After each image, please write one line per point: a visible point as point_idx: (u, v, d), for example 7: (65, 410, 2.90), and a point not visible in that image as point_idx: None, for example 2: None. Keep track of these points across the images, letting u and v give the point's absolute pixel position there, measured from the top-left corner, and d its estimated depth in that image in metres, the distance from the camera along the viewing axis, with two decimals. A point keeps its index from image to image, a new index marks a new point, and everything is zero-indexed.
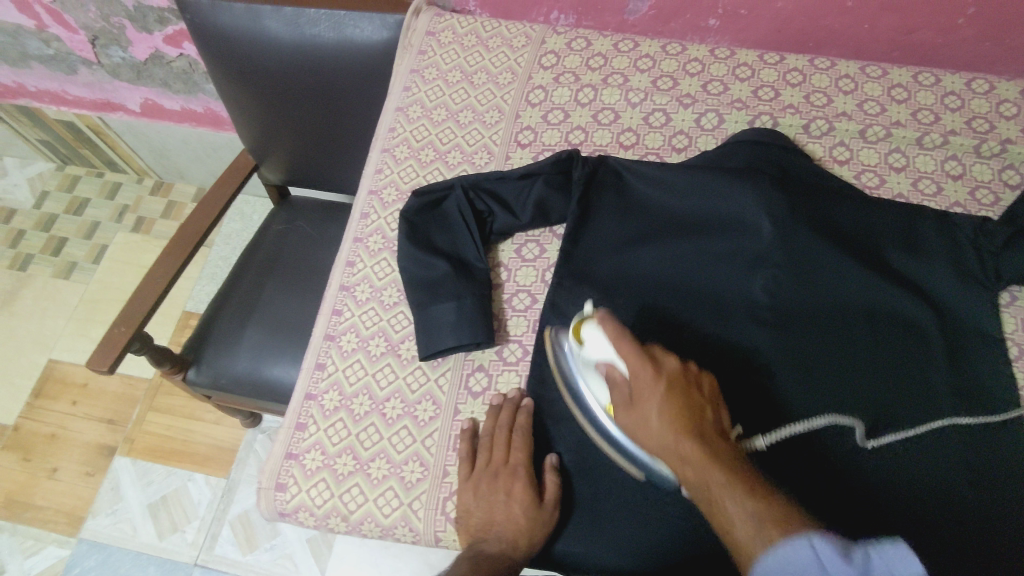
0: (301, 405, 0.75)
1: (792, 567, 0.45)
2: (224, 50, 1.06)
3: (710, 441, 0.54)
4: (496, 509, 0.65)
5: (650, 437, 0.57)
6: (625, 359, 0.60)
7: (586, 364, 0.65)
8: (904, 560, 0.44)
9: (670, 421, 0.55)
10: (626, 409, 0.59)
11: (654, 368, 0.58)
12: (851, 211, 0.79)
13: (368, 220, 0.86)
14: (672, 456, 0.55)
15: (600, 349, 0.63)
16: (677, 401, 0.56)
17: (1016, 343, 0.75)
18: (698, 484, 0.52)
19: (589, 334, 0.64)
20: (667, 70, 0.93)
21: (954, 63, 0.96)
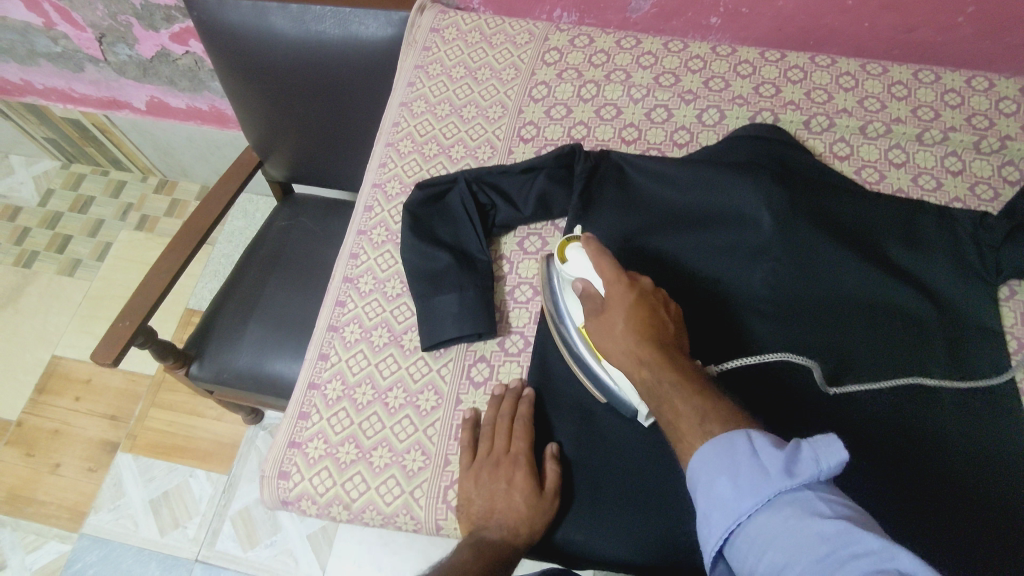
0: (304, 394, 0.76)
1: (727, 453, 0.51)
2: (231, 47, 1.07)
3: (669, 349, 0.60)
4: (498, 497, 0.65)
5: (613, 343, 0.63)
6: (603, 275, 0.65)
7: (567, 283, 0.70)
8: (831, 449, 0.48)
9: (635, 328, 0.61)
10: (595, 319, 0.65)
11: (628, 284, 0.64)
12: (850, 205, 0.79)
13: (372, 213, 0.87)
14: (630, 358, 0.61)
15: (580, 267, 0.68)
16: (644, 313, 0.62)
17: (1016, 337, 0.75)
18: (649, 381, 0.58)
19: (574, 255, 0.68)
20: (669, 67, 0.94)
21: (954, 61, 0.97)
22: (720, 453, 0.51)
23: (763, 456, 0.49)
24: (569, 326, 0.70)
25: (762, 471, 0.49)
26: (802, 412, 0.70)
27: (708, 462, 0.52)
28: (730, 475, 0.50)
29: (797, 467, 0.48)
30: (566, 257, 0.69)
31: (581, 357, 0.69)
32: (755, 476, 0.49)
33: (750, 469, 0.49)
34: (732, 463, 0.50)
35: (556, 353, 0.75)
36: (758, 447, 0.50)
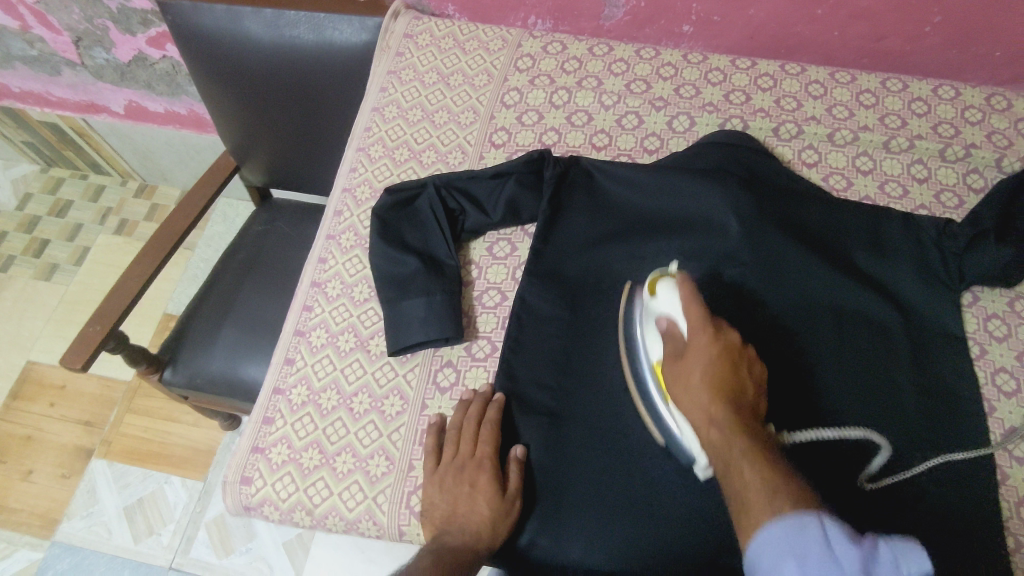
0: (269, 399, 0.75)
1: (796, 537, 0.47)
2: (206, 51, 1.07)
3: (743, 414, 0.57)
4: (461, 501, 0.65)
5: (687, 393, 0.60)
6: (689, 320, 0.62)
7: (652, 318, 0.68)
8: (911, 557, 0.46)
9: (710, 385, 0.58)
10: (673, 361, 0.62)
11: (712, 334, 0.61)
12: (816, 211, 0.80)
13: (341, 218, 0.87)
14: (702, 415, 0.58)
15: (668, 305, 0.66)
16: (723, 368, 0.59)
17: (977, 343, 0.76)
18: (719, 446, 0.55)
19: (662, 291, 0.67)
20: (641, 74, 0.95)
21: (922, 70, 0.98)
22: (780, 532, 0.48)
23: (838, 547, 0.46)
24: (643, 362, 0.68)
25: (835, 565, 0.46)
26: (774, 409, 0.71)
27: (763, 536, 0.49)
28: (797, 561, 0.47)
29: (875, 568, 0.45)
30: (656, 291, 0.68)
31: (649, 397, 0.67)
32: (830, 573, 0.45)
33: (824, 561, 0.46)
34: (799, 549, 0.47)
35: (522, 359, 0.75)
36: (832, 538, 0.47)
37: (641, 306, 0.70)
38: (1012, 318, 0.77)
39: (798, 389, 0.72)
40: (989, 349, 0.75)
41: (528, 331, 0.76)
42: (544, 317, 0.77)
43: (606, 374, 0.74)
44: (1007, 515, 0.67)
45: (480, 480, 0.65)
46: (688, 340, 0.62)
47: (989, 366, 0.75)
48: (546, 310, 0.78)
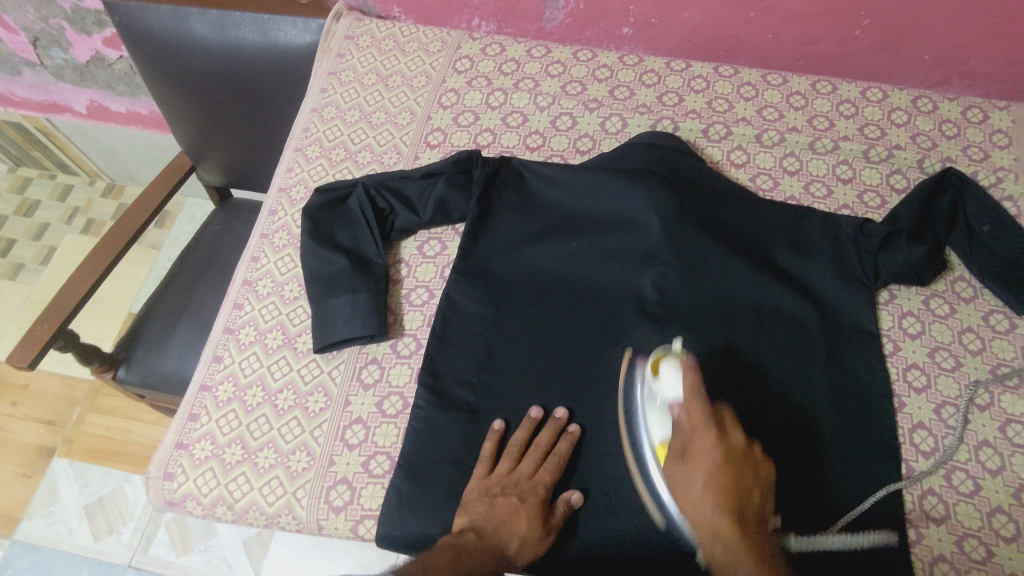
0: (196, 395, 0.76)
1: None
2: (155, 51, 1.08)
3: (749, 527, 0.57)
4: (501, 508, 0.65)
5: (689, 498, 0.60)
6: (693, 418, 0.63)
7: (658, 401, 0.67)
8: None
9: (714, 495, 0.58)
10: (677, 461, 0.62)
11: (718, 438, 0.61)
12: (737, 210, 0.82)
13: (275, 217, 0.88)
14: (706, 524, 0.58)
15: (671, 392, 0.65)
16: (730, 478, 0.59)
17: (892, 339, 0.78)
18: (723, 561, 0.56)
19: (668, 373, 0.66)
20: (577, 76, 0.96)
21: (856, 72, 1.00)
22: None
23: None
24: (641, 441, 0.67)
25: None
26: None
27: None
28: None
29: None
30: (659, 373, 0.67)
31: (648, 479, 0.66)
32: None
33: None
34: None
35: (445, 357, 0.76)
36: None
37: (642, 385, 0.69)
38: (926, 315, 0.79)
39: (796, 473, 0.69)
40: (903, 346, 0.77)
41: (453, 327, 0.77)
42: (470, 314, 0.78)
43: (526, 371, 0.75)
44: (910, 507, 0.69)
45: (527, 503, 0.66)
46: (691, 439, 0.62)
47: (901, 363, 0.76)
48: (472, 307, 0.79)
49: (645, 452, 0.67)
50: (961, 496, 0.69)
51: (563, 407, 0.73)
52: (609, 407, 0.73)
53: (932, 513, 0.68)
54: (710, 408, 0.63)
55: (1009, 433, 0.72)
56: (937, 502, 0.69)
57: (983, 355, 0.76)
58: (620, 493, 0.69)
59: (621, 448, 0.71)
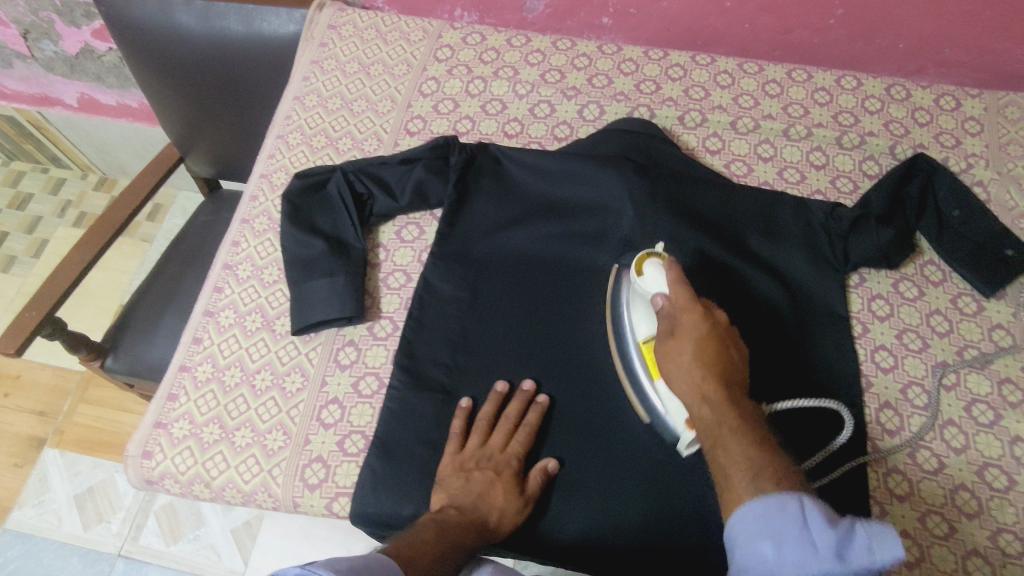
0: (175, 376, 0.77)
1: (772, 516, 0.47)
2: (141, 41, 1.09)
3: (735, 392, 0.58)
4: (478, 484, 0.66)
5: (677, 370, 0.62)
6: (677, 302, 0.65)
7: (643, 298, 0.70)
8: (888, 543, 0.45)
9: (701, 361, 0.60)
10: (666, 341, 0.64)
11: (702, 312, 0.63)
12: (710, 195, 0.83)
13: (256, 203, 0.89)
14: (695, 392, 0.60)
15: (656, 286, 0.68)
16: (715, 347, 0.61)
17: (861, 321, 0.79)
18: (712, 420, 0.57)
19: (651, 270, 0.69)
20: (556, 64, 0.97)
21: (833, 62, 1.01)
22: (760, 510, 0.48)
23: (814, 532, 0.46)
24: (628, 340, 0.71)
25: (810, 548, 0.46)
26: None
27: (744, 513, 0.49)
28: (771, 542, 0.47)
29: (849, 554, 0.45)
30: (643, 271, 0.70)
31: (634, 375, 0.70)
32: (799, 552, 0.46)
33: (798, 543, 0.46)
34: (774, 529, 0.47)
35: (420, 338, 0.77)
36: (810, 520, 0.46)
37: (630, 288, 0.72)
38: (895, 298, 0.80)
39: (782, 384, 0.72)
40: (872, 328, 0.78)
41: (430, 310, 0.78)
42: (446, 298, 0.79)
43: (501, 353, 0.76)
44: (875, 485, 0.70)
45: (502, 476, 0.67)
46: (677, 319, 0.64)
47: (870, 344, 0.77)
48: (449, 291, 0.80)
49: (631, 350, 0.71)
50: (924, 474, 0.70)
51: (530, 380, 0.74)
52: (581, 388, 0.75)
53: (896, 491, 0.70)
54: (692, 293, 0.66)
55: (974, 412, 0.73)
56: (900, 479, 0.70)
57: (950, 337, 0.78)
58: (590, 473, 0.71)
59: (592, 427, 0.73)
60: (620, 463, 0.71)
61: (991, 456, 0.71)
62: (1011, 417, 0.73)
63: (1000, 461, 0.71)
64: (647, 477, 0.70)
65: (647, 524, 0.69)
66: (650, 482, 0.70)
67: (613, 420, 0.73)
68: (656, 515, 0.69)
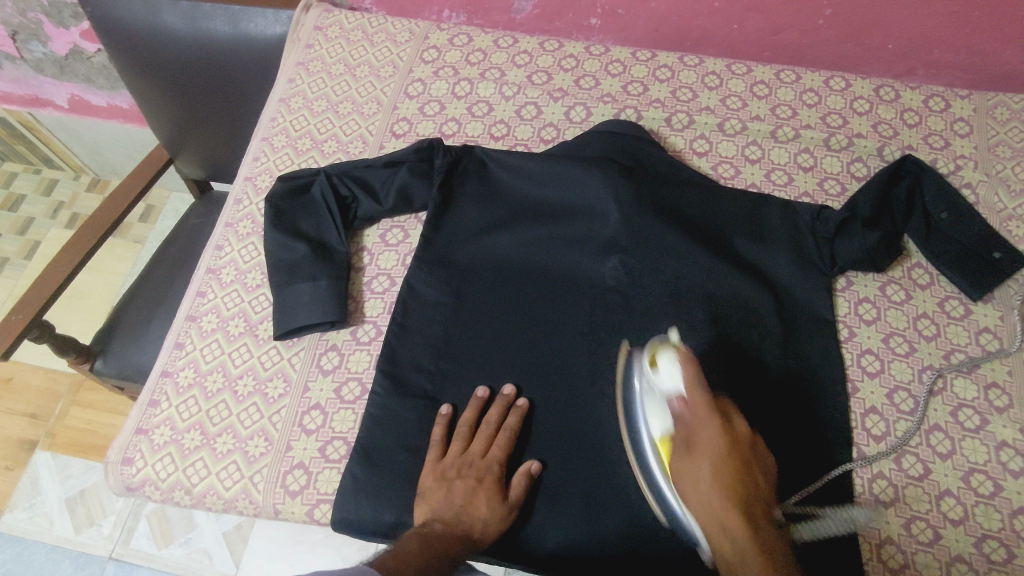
0: (156, 381, 0.77)
1: None
2: (127, 43, 1.08)
3: (758, 522, 0.56)
4: (460, 495, 0.66)
5: (695, 490, 0.59)
6: (695, 411, 0.62)
7: (656, 392, 0.66)
8: None
9: (721, 485, 0.57)
10: (683, 453, 0.61)
11: (721, 425, 0.61)
12: (696, 198, 0.82)
13: (240, 206, 0.88)
14: (713, 519, 0.57)
15: (671, 382, 0.64)
16: (734, 465, 0.58)
17: (847, 325, 0.78)
18: (735, 556, 0.54)
19: (667, 364, 0.64)
20: (543, 65, 0.97)
21: (822, 62, 1.01)
22: None
23: None
24: (642, 436, 0.67)
25: None
26: None
27: None
28: None
29: None
30: (656, 364, 0.66)
31: (649, 471, 0.66)
32: None
33: None
34: None
35: (403, 343, 0.77)
36: None
37: (643, 376, 0.68)
38: (882, 301, 0.79)
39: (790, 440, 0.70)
40: (858, 332, 0.78)
41: (413, 314, 0.78)
42: (429, 302, 0.79)
43: (485, 357, 0.76)
44: (860, 491, 0.70)
45: (484, 484, 0.67)
46: (694, 428, 0.61)
47: (856, 348, 0.77)
48: (433, 295, 0.79)
49: (646, 444, 0.66)
50: (909, 480, 0.70)
51: (511, 384, 0.74)
52: (564, 393, 0.74)
53: (881, 497, 0.69)
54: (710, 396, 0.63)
55: (960, 417, 0.73)
56: (885, 484, 0.70)
57: (936, 341, 0.77)
58: (572, 479, 0.71)
59: (576, 433, 0.72)
60: (602, 469, 0.71)
61: (977, 461, 0.71)
62: (997, 422, 0.72)
63: (986, 466, 0.70)
64: (628, 483, 0.70)
65: (627, 531, 0.68)
66: (630, 488, 0.70)
67: (595, 426, 0.73)
68: (635, 522, 0.68)
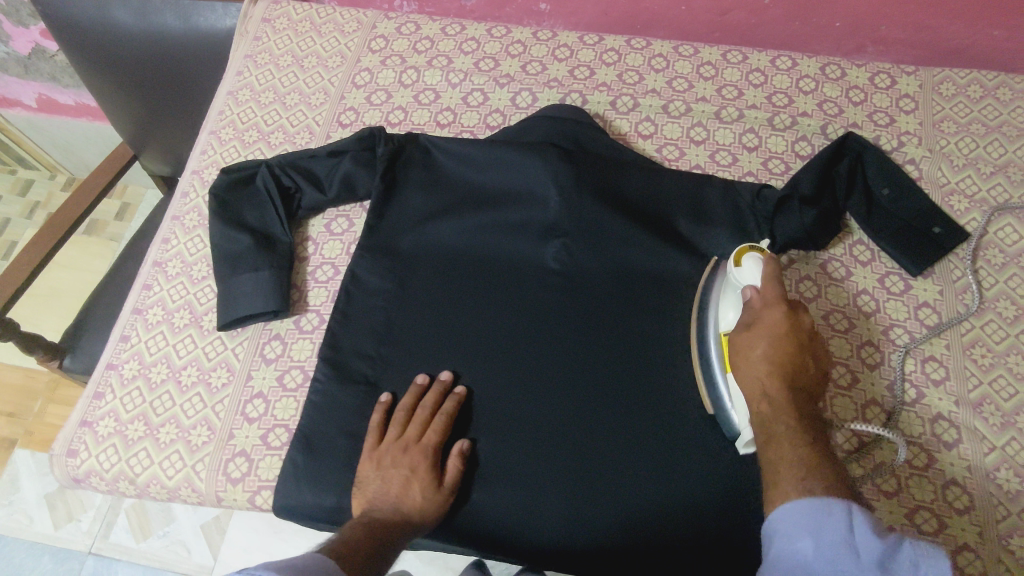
0: (102, 374, 0.78)
1: (819, 516, 0.49)
2: (80, 40, 1.08)
3: (800, 400, 0.59)
4: (395, 484, 0.66)
5: (746, 360, 0.62)
6: (763, 296, 0.64)
7: (734, 287, 0.69)
8: (936, 559, 0.44)
9: (770, 357, 0.60)
10: (741, 330, 0.64)
11: (785, 313, 0.62)
12: (638, 180, 0.83)
13: (187, 200, 0.89)
14: (756, 387, 0.61)
15: (749, 277, 0.66)
16: (791, 348, 0.61)
17: None
18: (770, 417, 0.58)
19: (749, 263, 0.67)
20: (490, 52, 0.97)
21: (772, 42, 1.00)
22: (806, 507, 0.50)
23: (857, 534, 0.47)
24: (709, 327, 0.71)
25: (851, 552, 0.47)
26: (595, 379, 0.74)
27: (785, 508, 0.51)
28: (812, 538, 0.49)
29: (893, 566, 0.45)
30: (741, 262, 0.68)
31: (707, 362, 0.70)
32: (841, 556, 0.47)
33: (840, 542, 0.47)
34: (818, 528, 0.49)
35: (345, 331, 0.77)
36: (854, 524, 0.48)
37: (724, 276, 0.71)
38: (823, 279, 0.80)
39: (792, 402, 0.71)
40: None
41: (356, 300, 0.78)
42: (372, 288, 0.79)
43: (427, 342, 0.76)
44: None
45: (419, 471, 0.67)
46: (758, 313, 0.64)
47: None
48: (376, 280, 0.80)
49: (709, 335, 0.70)
50: (844, 454, 0.70)
51: (448, 370, 0.75)
52: (502, 377, 0.75)
53: None
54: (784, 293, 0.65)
55: (897, 391, 0.73)
56: None
57: (876, 317, 0.77)
58: (508, 462, 0.71)
59: (513, 420, 0.73)
60: (543, 449, 0.71)
61: (912, 434, 0.71)
62: (933, 395, 0.73)
63: (921, 438, 0.71)
64: (564, 462, 0.71)
65: (568, 520, 0.69)
66: (568, 473, 0.70)
67: (531, 410, 0.73)
68: (571, 509, 0.69)
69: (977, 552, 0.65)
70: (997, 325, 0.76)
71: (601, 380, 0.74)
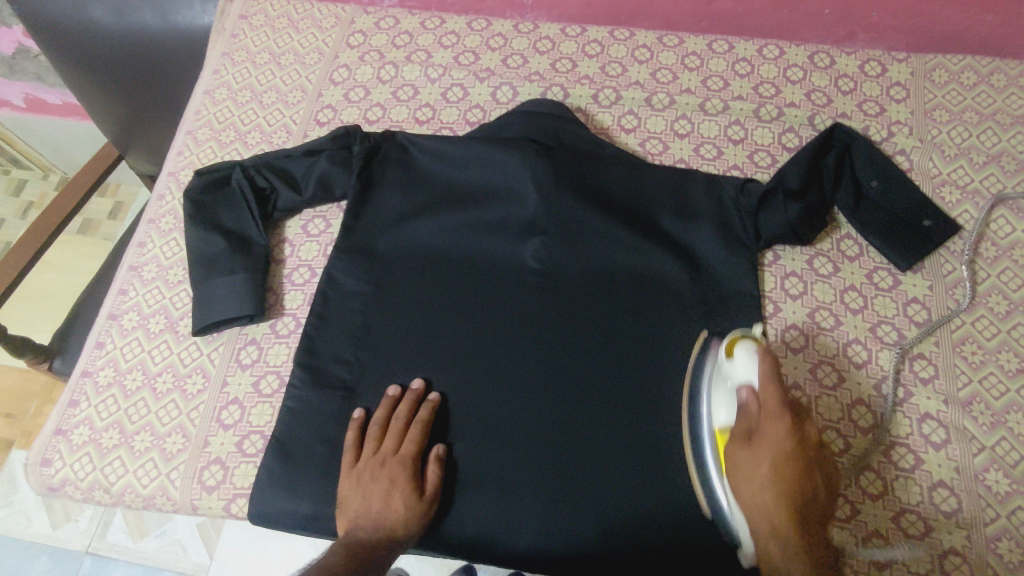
0: (77, 381, 0.77)
1: None
2: (55, 42, 1.07)
3: (811, 536, 0.54)
4: (375, 499, 0.65)
5: (749, 483, 0.56)
6: (765, 404, 0.58)
7: (728, 383, 0.61)
8: None
9: (779, 486, 0.55)
10: (740, 443, 0.58)
11: (790, 427, 0.57)
12: (619, 176, 0.81)
13: (163, 202, 0.88)
14: (764, 521, 0.55)
15: (745, 373, 0.60)
16: (795, 472, 0.56)
17: (773, 301, 0.77)
18: (779, 561, 0.53)
19: (744, 355, 0.60)
20: (470, 46, 0.95)
21: (760, 31, 0.97)
22: None
23: None
24: (703, 426, 0.62)
25: None
26: (573, 380, 0.73)
27: None
28: None
29: None
30: (733, 354, 0.62)
31: (705, 469, 0.61)
32: None
33: None
34: None
35: (321, 336, 0.76)
36: None
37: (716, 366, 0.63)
38: (809, 275, 0.78)
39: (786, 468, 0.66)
40: (784, 308, 0.76)
41: (332, 303, 0.77)
42: (349, 291, 0.78)
43: (403, 345, 0.75)
44: None
45: (398, 483, 0.66)
46: (760, 422, 0.58)
47: (780, 323, 0.75)
48: (351, 282, 0.78)
49: (703, 433, 0.62)
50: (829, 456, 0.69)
51: (420, 378, 0.73)
52: (480, 380, 0.73)
53: None
54: (786, 396, 0.59)
55: (884, 390, 0.72)
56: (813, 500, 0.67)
57: (863, 314, 0.76)
58: (486, 466, 0.70)
59: (491, 424, 0.71)
60: (522, 453, 0.70)
61: (898, 435, 0.69)
62: (921, 394, 0.71)
63: (908, 439, 0.69)
64: (543, 466, 0.70)
65: (544, 526, 0.68)
66: (547, 479, 0.69)
67: (509, 413, 0.72)
68: (551, 514, 0.68)
69: (964, 557, 0.64)
70: (988, 321, 0.74)
71: (580, 381, 0.73)
